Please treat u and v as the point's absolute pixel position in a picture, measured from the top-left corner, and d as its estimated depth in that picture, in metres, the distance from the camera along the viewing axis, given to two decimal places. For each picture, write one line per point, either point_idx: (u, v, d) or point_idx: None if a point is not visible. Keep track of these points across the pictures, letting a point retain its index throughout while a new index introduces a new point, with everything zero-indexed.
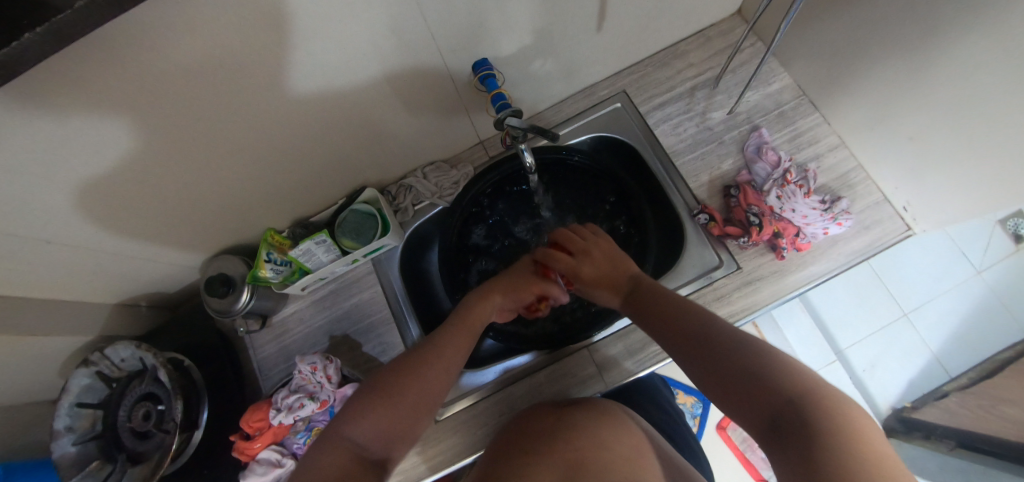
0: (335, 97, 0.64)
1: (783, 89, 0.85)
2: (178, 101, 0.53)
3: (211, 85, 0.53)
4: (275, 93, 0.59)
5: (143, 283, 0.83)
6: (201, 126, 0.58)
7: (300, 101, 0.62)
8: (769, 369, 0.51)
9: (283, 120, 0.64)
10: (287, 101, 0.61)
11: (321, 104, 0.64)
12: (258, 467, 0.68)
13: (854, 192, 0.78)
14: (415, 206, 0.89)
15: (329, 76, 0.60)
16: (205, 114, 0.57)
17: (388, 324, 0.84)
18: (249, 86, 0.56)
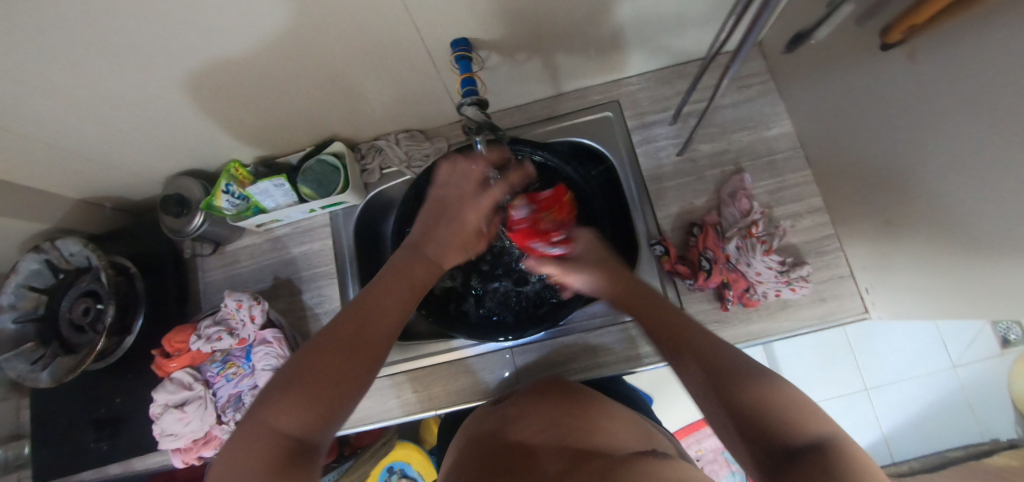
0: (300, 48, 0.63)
1: (781, 137, 0.80)
2: (126, 23, 0.52)
3: (160, 14, 0.52)
4: (232, 34, 0.57)
5: (106, 186, 0.85)
6: (154, 52, 0.57)
7: (261, 47, 0.60)
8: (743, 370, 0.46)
9: (244, 62, 0.63)
10: (247, 44, 0.59)
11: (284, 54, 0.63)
12: (170, 385, 0.70)
13: (820, 260, 0.75)
14: (383, 169, 0.88)
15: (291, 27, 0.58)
16: (156, 41, 0.56)
17: (331, 279, 0.85)
18: (203, 23, 0.54)
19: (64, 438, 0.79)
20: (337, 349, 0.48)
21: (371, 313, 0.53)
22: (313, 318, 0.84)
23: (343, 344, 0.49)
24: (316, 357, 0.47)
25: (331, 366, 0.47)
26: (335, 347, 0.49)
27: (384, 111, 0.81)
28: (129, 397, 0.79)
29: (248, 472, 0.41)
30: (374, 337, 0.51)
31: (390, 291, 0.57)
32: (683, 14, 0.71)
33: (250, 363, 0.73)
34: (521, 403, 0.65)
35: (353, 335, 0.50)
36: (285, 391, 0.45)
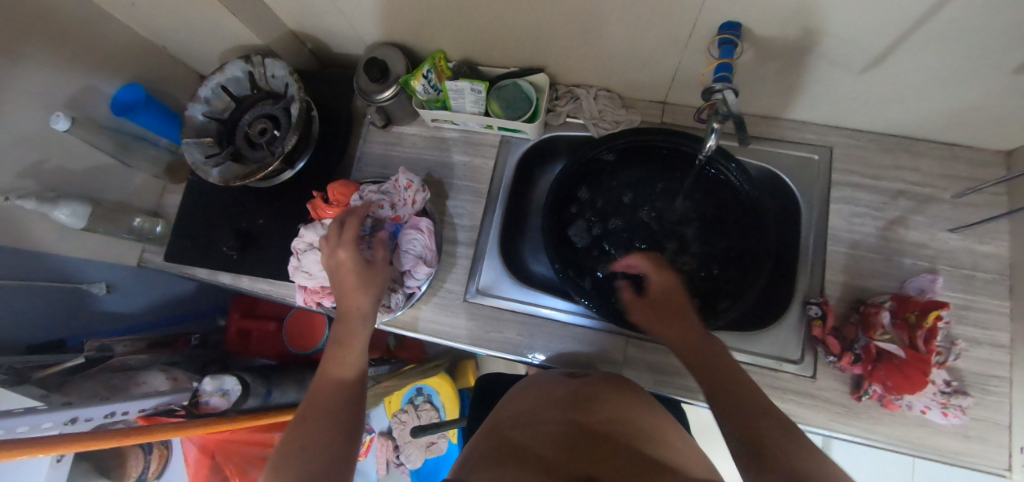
0: None
1: (992, 257, 0.73)
2: None
3: None
4: None
5: (320, 29, 0.89)
6: None
7: None
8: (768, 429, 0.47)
9: None
10: None
11: None
12: (318, 228, 0.74)
13: (982, 396, 0.69)
14: (568, 118, 0.87)
15: None
16: None
17: (479, 197, 0.86)
18: None
19: (204, 233, 0.85)
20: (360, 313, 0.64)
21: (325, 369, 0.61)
22: (449, 224, 0.86)
23: (319, 391, 0.58)
24: (307, 405, 0.56)
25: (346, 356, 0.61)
26: (324, 395, 0.58)
27: (601, 63, 0.80)
28: (269, 223, 0.84)
29: (329, 422, 0.54)
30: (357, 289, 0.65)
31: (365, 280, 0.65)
32: (964, 90, 0.65)
33: (394, 240, 0.74)
34: (592, 385, 0.59)
35: (314, 393, 0.58)
36: (301, 425, 0.53)
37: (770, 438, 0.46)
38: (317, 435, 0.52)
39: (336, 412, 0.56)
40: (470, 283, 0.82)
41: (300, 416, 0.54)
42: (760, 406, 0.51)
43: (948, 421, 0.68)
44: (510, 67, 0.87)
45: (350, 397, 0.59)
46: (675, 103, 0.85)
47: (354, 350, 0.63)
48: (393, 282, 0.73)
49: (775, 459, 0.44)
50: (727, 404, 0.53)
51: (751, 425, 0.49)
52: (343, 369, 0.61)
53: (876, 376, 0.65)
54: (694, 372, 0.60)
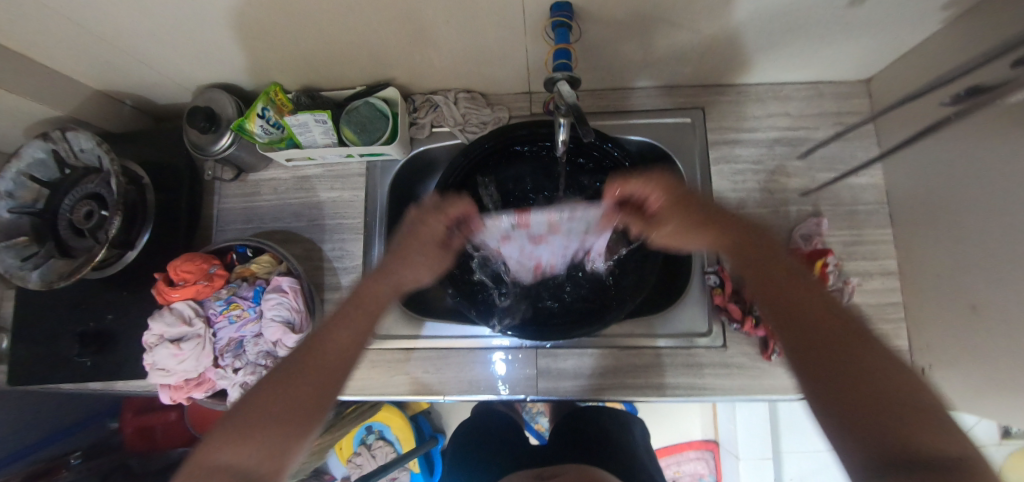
0: None
1: (869, 187, 0.74)
2: None
3: None
4: None
5: (130, 83, 0.77)
6: None
7: None
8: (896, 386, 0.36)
9: None
10: None
11: None
12: (168, 316, 0.64)
13: (881, 326, 0.70)
14: (434, 128, 0.81)
15: None
16: None
17: (356, 234, 0.79)
18: None
19: (48, 343, 0.75)
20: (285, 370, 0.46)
21: (335, 333, 0.49)
22: (330, 270, 0.78)
23: (300, 368, 0.46)
24: (273, 384, 0.45)
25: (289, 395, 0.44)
26: (284, 377, 0.45)
27: (450, 65, 0.73)
28: (122, 315, 0.75)
29: (274, 415, 0.43)
30: (321, 355, 0.47)
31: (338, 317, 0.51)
32: (810, 29, 0.63)
33: (258, 308, 0.66)
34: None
35: (306, 362, 0.46)
36: (255, 413, 0.43)
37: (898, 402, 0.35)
38: (274, 435, 0.42)
39: (317, 400, 0.44)
40: None
41: (262, 401, 0.44)
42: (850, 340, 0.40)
43: None
44: (358, 86, 0.79)
45: (347, 364, 0.48)
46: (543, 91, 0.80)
47: (362, 320, 0.51)
48: (267, 354, 0.66)
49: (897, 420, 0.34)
50: (831, 335, 0.40)
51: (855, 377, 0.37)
52: (331, 347, 0.48)
53: None
54: (757, 279, 0.48)
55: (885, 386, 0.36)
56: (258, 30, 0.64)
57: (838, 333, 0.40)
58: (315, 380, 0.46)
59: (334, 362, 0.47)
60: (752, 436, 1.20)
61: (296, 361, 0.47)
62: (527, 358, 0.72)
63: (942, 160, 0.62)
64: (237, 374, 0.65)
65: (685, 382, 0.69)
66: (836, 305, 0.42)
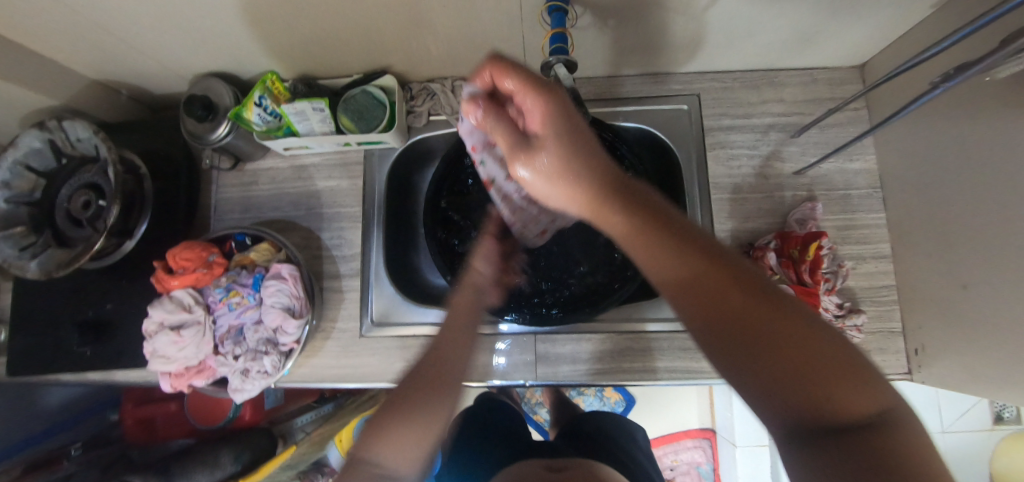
0: None
1: (862, 172, 0.75)
2: None
3: None
4: None
5: (125, 73, 0.77)
6: None
7: None
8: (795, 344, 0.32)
9: None
10: None
11: None
12: (168, 303, 0.65)
13: (875, 309, 0.71)
14: (431, 116, 0.81)
15: None
16: None
17: (354, 222, 0.79)
18: None
19: (47, 333, 0.75)
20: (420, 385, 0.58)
21: (452, 314, 0.64)
22: (328, 258, 0.79)
23: (433, 374, 0.59)
24: (413, 377, 0.59)
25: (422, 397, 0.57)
26: (419, 383, 0.58)
27: (446, 51, 0.73)
28: (121, 303, 0.75)
29: (424, 403, 0.57)
30: (440, 378, 0.59)
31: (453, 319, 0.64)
32: (805, 13, 0.63)
33: (257, 295, 0.66)
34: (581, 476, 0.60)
35: (434, 360, 0.60)
36: (400, 411, 0.56)
37: (810, 357, 0.31)
38: (419, 426, 0.55)
39: (442, 377, 0.59)
40: (364, 317, 0.76)
41: (396, 405, 0.57)
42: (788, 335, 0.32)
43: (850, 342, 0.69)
44: (355, 74, 0.79)
45: (457, 355, 0.61)
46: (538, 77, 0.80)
47: (463, 323, 0.64)
48: (268, 341, 0.65)
49: (829, 414, 0.30)
50: (714, 289, 0.35)
51: (772, 334, 0.32)
52: (444, 353, 0.61)
53: None
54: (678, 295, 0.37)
55: (819, 351, 0.31)
56: (254, 17, 0.64)
57: (765, 316, 0.33)
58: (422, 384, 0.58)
59: (448, 349, 0.62)
60: (749, 423, 1.22)
61: (441, 340, 0.63)
62: (526, 343, 0.73)
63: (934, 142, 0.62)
64: (237, 361, 0.65)
65: (682, 366, 0.70)
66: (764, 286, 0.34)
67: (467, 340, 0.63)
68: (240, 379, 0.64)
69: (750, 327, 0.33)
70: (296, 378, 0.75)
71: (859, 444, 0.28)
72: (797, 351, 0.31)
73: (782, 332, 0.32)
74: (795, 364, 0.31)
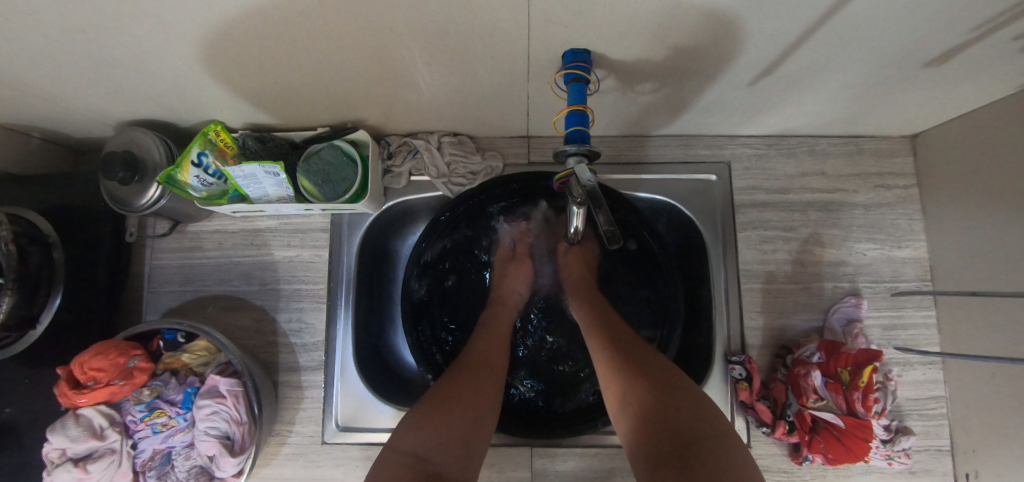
0: (328, 17, 0.40)
1: (912, 261, 0.65)
2: None
3: None
4: None
5: (35, 117, 0.62)
6: None
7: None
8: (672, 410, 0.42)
9: (239, 15, 0.40)
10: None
11: (305, 18, 0.41)
12: (71, 429, 0.51)
13: (922, 424, 0.61)
14: (412, 175, 0.68)
15: None
16: None
17: (318, 301, 0.66)
18: None
19: None
20: (467, 374, 0.50)
21: (492, 337, 0.56)
22: (285, 345, 0.66)
23: (479, 366, 0.51)
24: (461, 374, 0.50)
25: (468, 388, 0.48)
26: (463, 374, 0.50)
27: (433, 107, 0.60)
28: (24, 405, 0.61)
29: (473, 386, 0.48)
30: (485, 365, 0.52)
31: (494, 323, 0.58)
32: (869, 87, 0.53)
33: (189, 415, 0.54)
34: None
35: (477, 365, 0.51)
36: (447, 401, 0.46)
37: (670, 401, 0.42)
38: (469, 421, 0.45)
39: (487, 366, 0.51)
40: (326, 421, 0.64)
41: (452, 388, 0.48)
42: (675, 394, 0.43)
43: (893, 466, 0.60)
44: (320, 126, 0.66)
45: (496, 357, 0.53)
46: (542, 135, 0.67)
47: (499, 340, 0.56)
48: (201, 471, 0.53)
49: (692, 452, 0.38)
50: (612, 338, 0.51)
51: (639, 380, 0.45)
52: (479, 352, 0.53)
53: (815, 447, 0.55)
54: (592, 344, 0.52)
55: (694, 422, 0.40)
56: (189, 66, 0.50)
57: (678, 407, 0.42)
58: (474, 381, 0.49)
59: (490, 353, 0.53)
60: None
61: (480, 346, 0.54)
62: (519, 456, 0.62)
63: (1007, 248, 0.53)
64: None
65: None
66: (659, 366, 0.46)
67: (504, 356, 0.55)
68: None
69: (634, 376, 0.45)
70: None
71: (698, 467, 0.36)
72: (671, 404, 0.42)
73: (655, 381, 0.45)
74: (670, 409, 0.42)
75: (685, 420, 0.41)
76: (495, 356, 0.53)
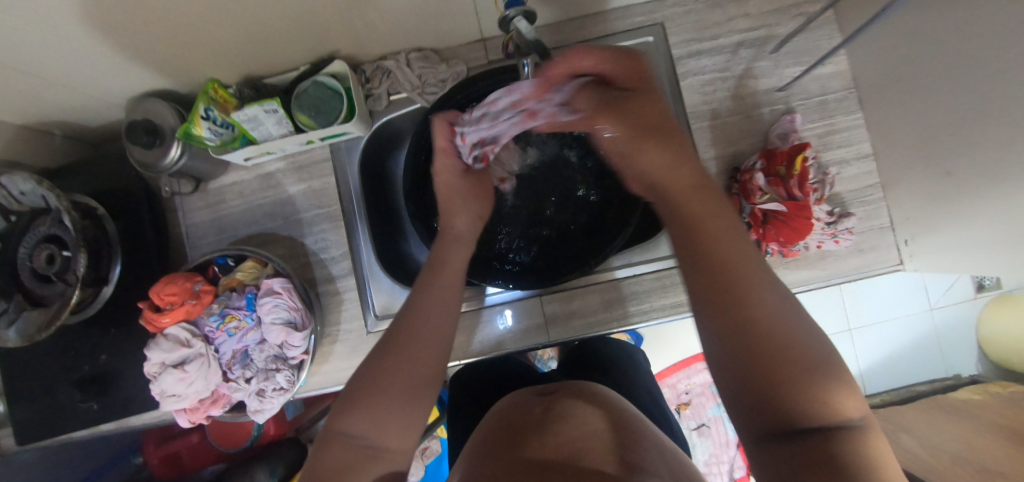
0: None
1: (835, 74, 0.74)
2: None
3: None
4: None
5: (53, 109, 0.70)
6: None
7: None
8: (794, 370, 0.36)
9: None
10: None
11: None
12: (164, 343, 0.62)
13: (864, 209, 0.72)
14: (391, 96, 0.77)
15: None
16: None
17: (336, 221, 0.77)
18: None
19: (45, 397, 0.72)
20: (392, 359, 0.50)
21: (432, 302, 0.56)
22: (317, 263, 0.77)
23: (400, 351, 0.51)
24: (396, 355, 0.50)
25: (399, 372, 0.49)
26: (396, 357, 0.50)
27: (394, 24, 0.68)
28: (116, 352, 0.72)
29: (406, 372, 0.49)
30: (421, 343, 0.52)
31: (443, 290, 0.57)
32: None
33: (254, 316, 0.64)
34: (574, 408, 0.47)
35: (408, 344, 0.51)
36: (378, 385, 0.48)
37: (786, 360, 0.37)
38: (400, 405, 0.48)
39: (411, 348, 0.51)
40: (366, 315, 0.75)
41: (376, 372, 0.49)
42: (782, 344, 0.38)
43: (842, 246, 0.70)
44: (301, 66, 0.74)
45: (444, 328, 0.54)
46: (495, 35, 0.75)
47: (438, 304, 0.56)
48: (276, 358, 0.64)
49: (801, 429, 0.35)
50: (725, 256, 0.43)
51: (747, 324, 0.39)
52: (429, 335, 0.53)
53: (768, 236, 0.65)
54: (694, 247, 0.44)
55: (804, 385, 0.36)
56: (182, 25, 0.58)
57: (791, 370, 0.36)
58: (397, 371, 0.49)
59: (439, 326, 0.54)
60: None
61: (422, 309, 0.55)
62: (532, 307, 0.73)
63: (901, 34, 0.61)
64: (250, 383, 0.64)
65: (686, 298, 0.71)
66: (773, 298, 0.40)
67: (451, 316, 0.56)
68: (258, 401, 0.64)
69: (741, 316, 0.39)
70: (313, 387, 0.75)
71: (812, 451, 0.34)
72: (783, 363, 0.37)
73: (764, 337, 0.38)
74: (779, 390, 0.36)
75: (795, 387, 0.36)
76: (434, 332, 0.53)
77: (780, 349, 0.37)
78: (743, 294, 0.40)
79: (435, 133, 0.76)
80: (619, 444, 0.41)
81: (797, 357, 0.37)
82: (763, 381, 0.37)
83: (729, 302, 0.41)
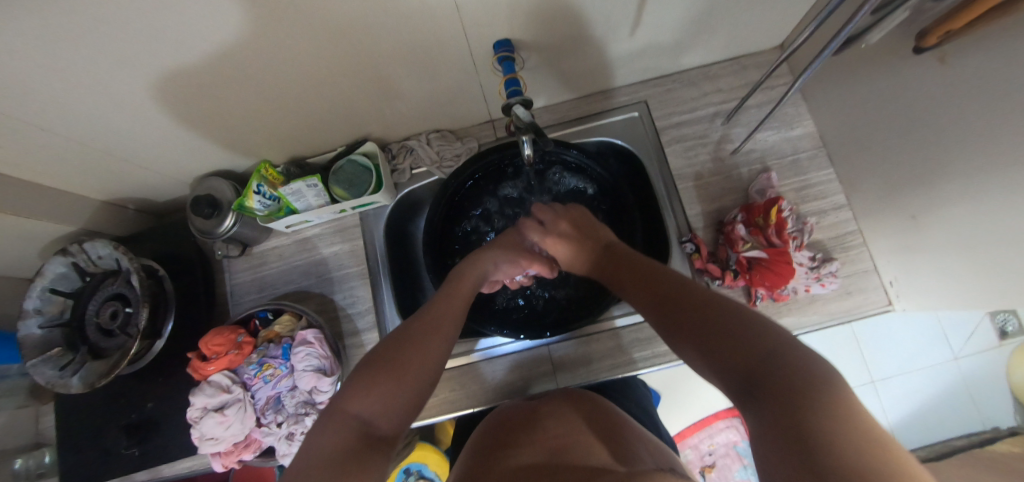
0: (335, 54, 0.63)
1: (804, 136, 0.83)
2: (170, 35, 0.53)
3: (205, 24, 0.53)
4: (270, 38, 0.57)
5: (134, 187, 0.84)
6: (192, 59, 0.58)
7: (294, 51, 0.60)
8: (748, 341, 0.40)
9: (280, 66, 0.63)
10: (283, 48, 0.59)
11: (320, 59, 0.63)
12: (207, 388, 0.69)
13: (846, 255, 0.77)
14: (413, 170, 0.89)
15: (332, 33, 0.59)
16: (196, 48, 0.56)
17: (362, 279, 0.86)
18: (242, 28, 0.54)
19: (92, 443, 0.78)
20: (393, 351, 0.54)
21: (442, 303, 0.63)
22: (343, 318, 0.84)
23: (406, 341, 0.55)
24: (408, 345, 0.55)
25: (404, 358, 0.53)
26: (409, 348, 0.55)
27: (417, 111, 0.81)
28: (160, 400, 0.79)
29: (416, 364, 0.54)
30: (431, 337, 0.57)
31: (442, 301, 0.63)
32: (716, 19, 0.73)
33: (288, 363, 0.71)
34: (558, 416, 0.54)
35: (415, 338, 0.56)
36: (377, 374, 0.52)
37: (735, 335, 0.41)
38: (402, 388, 0.52)
39: (418, 343, 0.56)
40: None
41: (388, 361, 0.53)
42: (728, 326, 0.43)
43: (828, 289, 0.75)
44: (339, 147, 0.87)
45: (447, 339, 0.59)
46: (502, 116, 0.89)
47: (447, 318, 0.61)
48: (306, 403, 0.70)
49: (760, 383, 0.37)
50: (671, 291, 0.52)
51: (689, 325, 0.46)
52: (433, 345, 0.57)
53: (755, 281, 0.71)
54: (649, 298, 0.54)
55: (753, 351, 0.39)
56: (249, 117, 0.73)
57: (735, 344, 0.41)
58: (405, 362, 0.53)
59: (440, 324, 0.59)
60: None
61: (427, 310, 0.61)
62: (540, 356, 0.78)
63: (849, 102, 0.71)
64: (280, 427, 0.70)
65: None
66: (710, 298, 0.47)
67: (457, 324, 0.61)
68: (287, 444, 0.70)
69: (689, 320, 0.47)
70: None
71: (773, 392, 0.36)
72: (730, 340, 0.41)
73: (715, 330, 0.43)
74: (740, 360, 0.40)
75: (748, 356, 0.39)
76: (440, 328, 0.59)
77: (729, 332, 0.42)
78: (691, 306, 0.48)
79: (450, 201, 0.87)
80: (593, 447, 0.48)
81: (744, 332, 0.41)
82: (721, 357, 0.41)
83: (677, 315, 0.49)
